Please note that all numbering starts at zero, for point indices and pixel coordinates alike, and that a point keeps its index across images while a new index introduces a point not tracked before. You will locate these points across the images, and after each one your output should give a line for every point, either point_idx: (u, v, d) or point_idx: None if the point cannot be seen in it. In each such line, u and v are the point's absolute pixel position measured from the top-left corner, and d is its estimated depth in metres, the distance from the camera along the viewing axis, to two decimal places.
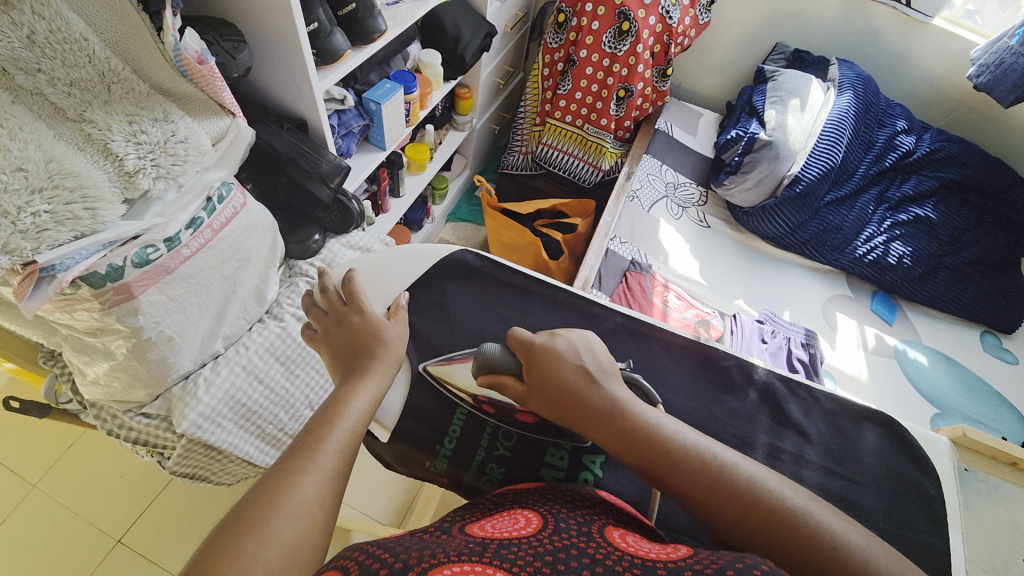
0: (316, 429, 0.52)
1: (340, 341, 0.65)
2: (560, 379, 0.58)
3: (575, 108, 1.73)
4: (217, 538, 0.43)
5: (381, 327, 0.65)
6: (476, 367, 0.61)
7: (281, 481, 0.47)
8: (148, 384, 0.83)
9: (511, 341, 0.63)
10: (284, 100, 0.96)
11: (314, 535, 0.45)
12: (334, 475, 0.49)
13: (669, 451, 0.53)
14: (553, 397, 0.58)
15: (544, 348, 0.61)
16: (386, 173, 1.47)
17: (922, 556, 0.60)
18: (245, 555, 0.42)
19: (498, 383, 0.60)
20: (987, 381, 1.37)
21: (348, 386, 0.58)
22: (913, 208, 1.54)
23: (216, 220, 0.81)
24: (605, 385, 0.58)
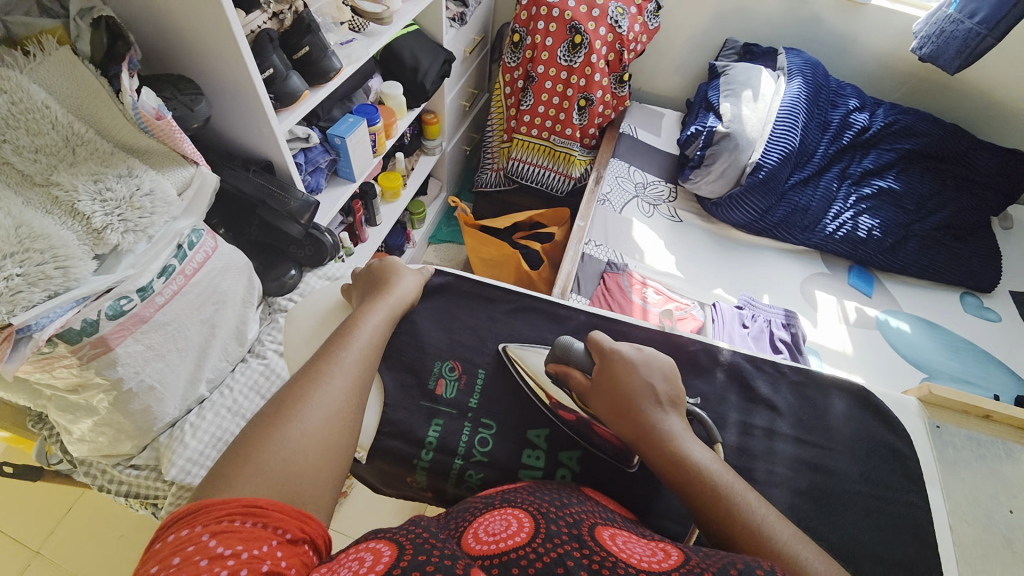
0: (337, 343, 0.61)
1: (361, 282, 0.72)
2: (620, 386, 0.60)
3: (540, 122, 1.78)
4: (263, 420, 0.52)
5: (398, 269, 0.73)
6: (552, 354, 0.66)
7: (311, 378, 0.56)
8: (134, 436, 0.84)
9: (593, 344, 0.65)
10: (247, 144, 0.99)
11: (339, 429, 0.53)
12: (354, 381, 0.58)
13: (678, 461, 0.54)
14: (606, 397, 0.60)
15: (620, 356, 0.63)
16: (360, 204, 1.50)
17: (901, 515, 0.62)
18: (286, 433, 0.50)
19: (567, 375, 0.64)
20: (971, 341, 1.39)
21: (363, 308, 0.67)
22: (876, 181, 1.58)
23: (188, 266, 0.83)
24: (662, 404, 0.59)
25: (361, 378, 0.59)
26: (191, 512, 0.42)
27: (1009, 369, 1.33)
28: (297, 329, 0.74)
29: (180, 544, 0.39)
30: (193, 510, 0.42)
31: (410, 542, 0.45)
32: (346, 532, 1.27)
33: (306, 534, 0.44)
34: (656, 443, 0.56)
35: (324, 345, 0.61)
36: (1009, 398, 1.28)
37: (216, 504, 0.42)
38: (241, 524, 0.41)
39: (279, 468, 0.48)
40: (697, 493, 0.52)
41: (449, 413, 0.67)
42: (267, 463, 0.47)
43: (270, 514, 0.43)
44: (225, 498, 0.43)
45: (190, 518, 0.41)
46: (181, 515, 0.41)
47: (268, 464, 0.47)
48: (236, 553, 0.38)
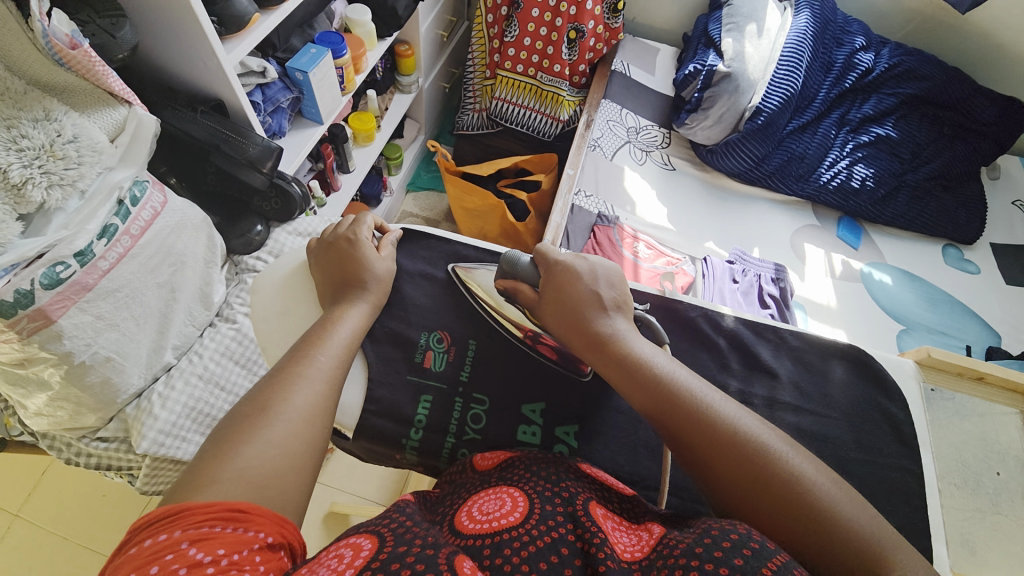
0: (312, 343, 0.54)
1: (328, 266, 0.64)
2: (565, 295, 0.60)
3: (526, 56, 1.62)
4: (219, 443, 0.44)
5: (371, 259, 0.64)
6: (499, 270, 0.65)
7: (276, 387, 0.49)
8: (97, 409, 0.78)
9: (539, 256, 0.65)
10: (192, 80, 0.86)
11: (314, 431, 0.48)
12: (330, 384, 0.52)
13: (625, 361, 0.55)
14: (554, 309, 0.61)
15: (564, 268, 0.62)
16: (331, 148, 1.37)
17: (892, 478, 0.63)
18: (246, 458, 0.43)
19: (516, 290, 0.64)
20: (950, 293, 1.41)
21: (336, 309, 0.59)
22: (874, 128, 1.52)
23: (133, 225, 0.74)
24: (607, 309, 0.60)
25: (340, 382, 0.53)
26: (171, 513, 0.37)
27: (982, 320, 1.36)
28: (264, 301, 0.65)
29: (157, 552, 0.35)
30: (172, 511, 0.37)
31: (390, 531, 0.43)
32: (335, 486, 1.27)
33: (284, 539, 0.40)
34: (604, 345, 0.57)
35: (293, 348, 0.55)
36: (980, 348, 1.32)
37: (192, 509, 0.38)
38: (223, 529, 0.37)
39: (246, 478, 0.42)
40: (646, 388, 0.53)
41: (439, 388, 0.63)
42: (233, 476, 0.42)
43: (251, 518, 0.39)
44: (203, 501, 0.39)
45: (169, 521, 0.37)
46: (163, 516, 0.37)
47: (228, 483, 0.41)
48: (217, 560, 0.35)
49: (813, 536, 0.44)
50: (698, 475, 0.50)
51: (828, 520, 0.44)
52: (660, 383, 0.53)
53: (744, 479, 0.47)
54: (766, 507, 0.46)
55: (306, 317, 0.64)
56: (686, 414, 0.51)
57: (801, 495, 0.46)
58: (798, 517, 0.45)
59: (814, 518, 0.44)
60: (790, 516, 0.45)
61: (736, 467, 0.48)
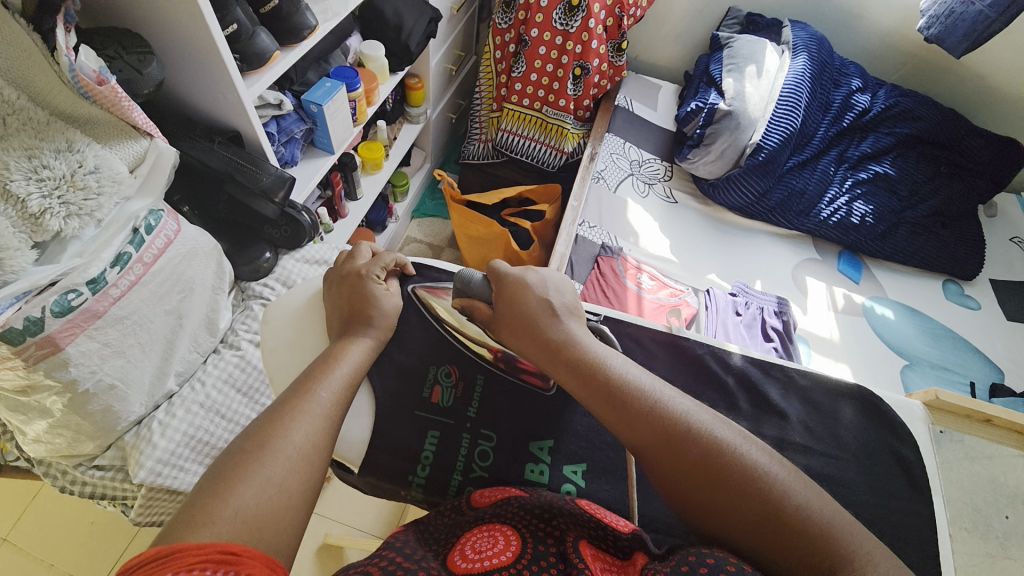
0: (312, 377, 0.54)
1: (336, 297, 0.64)
2: (518, 305, 0.62)
3: (532, 90, 1.68)
4: (213, 480, 0.44)
5: (379, 293, 0.64)
6: (454, 289, 0.66)
7: (275, 421, 0.49)
8: (96, 436, 0.77)
9: (489, 272, 0.67)
10: (211, 113, 0.88)
11: (313, 469, 0.48)
12: (328, 420, 0.52)
13: (580, 365, 0.58)
14: (511, 322, 0.62)
15: (515, 280, 0.64)
16: (340, 176, 1.39)
17: (900, 522, 0.63)
18: (241, 495, 0.42)
19: (472, 309, 0.65)
20: (952, 329, 1.41)
21: (341, 342, 0.60)
22: (872, 166, 1.55)
23: (146, 253, 0.75)
24: (561, 317, 0.62)
25: (339, 417, 0.53)
26: (161, 554, 0.35)
27: (985, 356, 1.36)
28: (275, 332, 0.64)
29: None
30: (163, 552, 0.36)
31: (381, 569, 0.42)
32: (329, 516, 1.24)
33: None
34: (562, 351, 0.59)
35: (292, 384, 0.54)
36: (984, 385, 1.32)
37: (180, 551, 0.36)
38: (214, 573, 0.36)
39: (240, 519, 0.41)
40: (599, 388, 0.56)
41: (446, 424, 0.62)
42: (225, 516, 0.41)
43: (243, 560, 0.37)
44: (197, 543, 0.38)
45: (158, 563, 0.35)
46: (153, 555, 0.35)
47: (224, 522, 0.40)
48: None
49: (762, 518, 0.46)
50: (694, 509, 0.49)
51: (777, 506, 0.46)
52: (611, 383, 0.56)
53: (697, 475, 0.49)
54: (718, 496, 0.48)
55: (314, 348, 0.64)
56: (637, 409, 0.53)
57: (759, 487, 0.47)
58: (745, 501, 0.47)
59: (765, 505, 0.46)
60: (747, 510, 0.47)
61: (684, 457, 0.50)
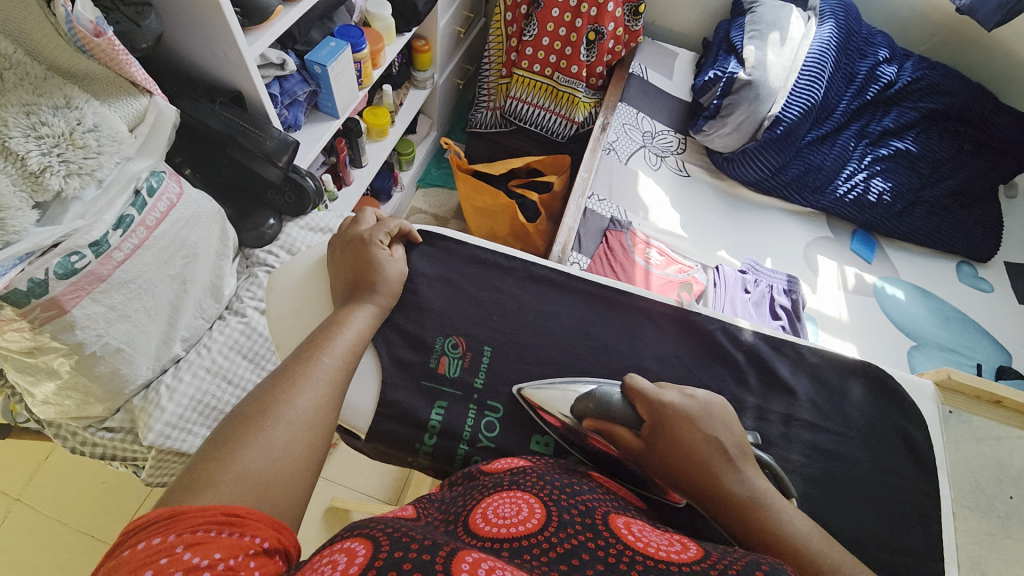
0: (314, 345, 0.54)
1: (340, 263, 0.63)
2: (682, 443, 0.53)
3: (543, 56, 1.61)
4: (217, 444, 0.43)
5: (384, 260, 0.63)
6: (588, 407, 0.57)
7: (280, 388, 0.48)
8: (105, 399, 0.78)
9: (635, 394, 0.57)
10: (211, 71, 0.85)
11: (317, 435, 0.47)
12: (332, 386, 0.51)
13: (759, 530, 0.48)
14: (662, 460, 0.53)
15: (674, 410, 0.55)
16: (344, 142, 1.36)
17: (896, 496, 0.64)
18: (245, 461, 0.42)
19: (610, 434, 0.55)
20: (962, 310, 1.39)
21: (345, 309, 0.59)
22: (893, 142, 1.50)
23: (149, 216, 0.73)
24: (736, 462, 0.52)
25: (343, 384, 0.53)
26: (161, 517, 0.35)
27: (994, 339, 1.35)
28: (279, 297, 0.64)
29: (151, 556, 0.33)
30: (163, 514, 0.35)
31: (387, 536, 0.40)
32: (337, 481, 1.27)
33: (281, 544, 0.38)
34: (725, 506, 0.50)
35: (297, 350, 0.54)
36: (992, 367, 1.31)
37: (185, 513, 0.36)
38: (218, 534, 0.35)
39: (243, 482, 0.41)
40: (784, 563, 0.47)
41: (453, 395, 0.62)
42: (228, 479, 0.40)
43: (247, 523, 0.37)
44: (198, 505, 0.37)
45: (164, 524, 0.35)
46: (152, 519, 0.35)
47: (228, 486, 0.40)
48: (214, 564, 0.33)
49: None
50: None
51: None
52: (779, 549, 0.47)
53: None
54: None
55: (319, 315, 0.63)
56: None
57: None
58: None
59: None
60: None
61: None
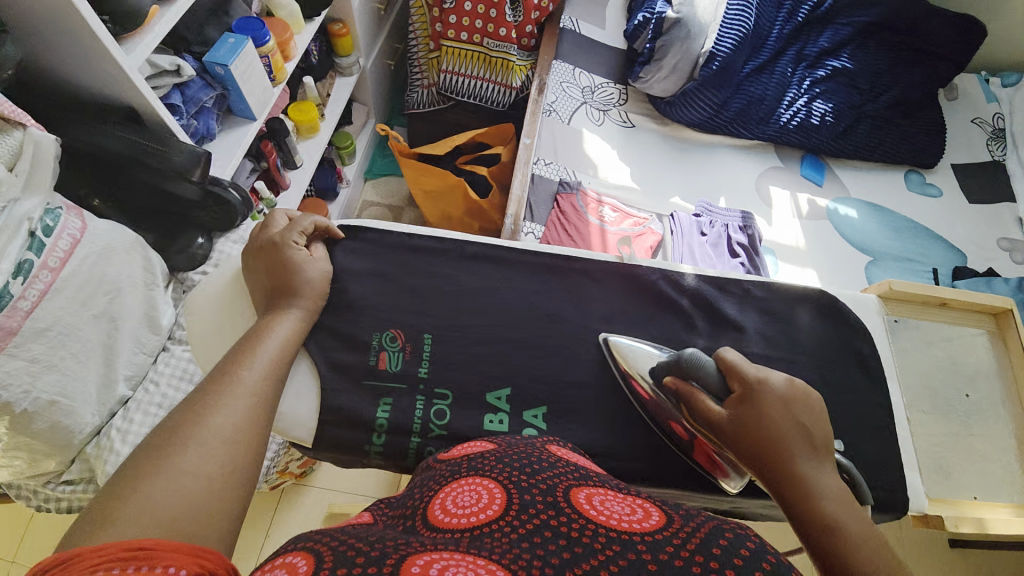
0: (234, 359, 0.51)
1: (257, 272, 0.60)
2: (767, 421, 0.50)
3: (468, 23, 1.54)
4: (120, 479, 0.39)
5: (303, 262, 0.60)
6: (672, 365, 0.57)
7: (194, 410, 0.45)
8: (54, 453, 0.75)
9: (731, 370, 0.55)
10: (94, 91, 0.79)
11: (240, 453, 0.44)
12: (256, 399, 0.49)
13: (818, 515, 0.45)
14: (739, 432, 0.51)
15: (768, 392, 0.52)
16: (272, 145, 1.30)
17: (848, 410, 0.66)
18: (154, 491, 0.38)
19: (691, 396, 0.54)
20: (914, 219, 1.42)
21: (266, 318, 0.56)
22: (831, 61, 1.48)
23: (50, 257, 0.69)
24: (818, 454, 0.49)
25: (269, 396, 0.50)
26: (62, 559, 0.30)
27: (946, 242, 1.39)
28: (200, 321, 0.61)
29: None
30: (64, 557, 0.31)
31: (333, 549, 0.38)
32: (331, 488, 1.27)
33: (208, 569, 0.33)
34: (792, 487, 0.47)
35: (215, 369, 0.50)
36: (946, 270, 1.35)
37: (84, 553, 0.31)
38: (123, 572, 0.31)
39: (150, 514, 0.37)
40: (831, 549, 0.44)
41: (399, 389, 0.61)
42: (133, 514, 0.36)
43: (160, 555, 0.32)
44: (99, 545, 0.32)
45: (60, 568, 0.30)
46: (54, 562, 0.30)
47: (133, 520, 0.36)
48: None
49: None
50: None
51: None
52: (836, 545, 0.43)
53: None
54: None
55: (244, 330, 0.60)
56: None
57: None
58: None
59: None
60: None
61: None
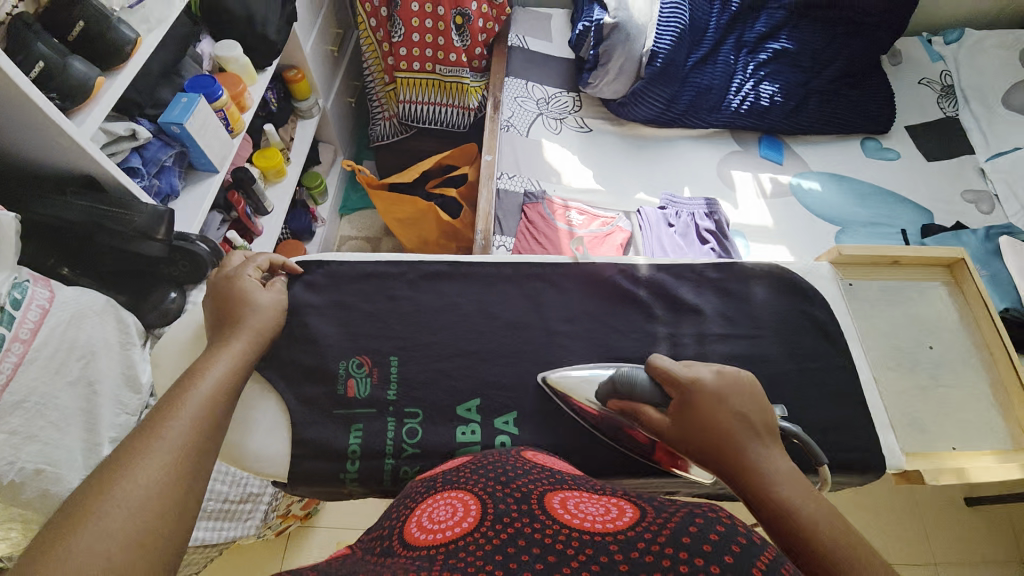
0: (173, 396, 0.49)
1: (211, 305, 0.60)
2: (705, 418, 0.51)
3: (419, 52, 1.58)
4: (50, 532, 0.37)
5: (255, 292, 0.62)
6: (613, 389, 0.57)
7: (134, 446, 0.43)
8: (45, 523, 0.75)
9: (665, 376, 0.56)
10: (52, 165, 0.82)
11: (185, 485, 0.43)
12: (183, 450, 0.45)
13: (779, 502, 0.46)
14: (687, 439, 0.52)
15: (701, 386, 0.53)
16: (240, 194, 1.32)
17: (813, 377, 0.68)
18: (87, 540, 0.37)
19: (638, 413, 0.56)
20: (876, 184, 1.45)
21: (214, 346, 0.56)
22: (772, 45, 1.54)
23: (20, 330, 0.71)
24: (757, 434, 0.51)
25: (201, 444, 0.46)
26: None
27: (910, 202, 1.42)
28: (167, 372, 0.62)
29: None
30: None
31: None
32: (338, 527, 1.26)
33: None
34: (748, 481, 0.48)
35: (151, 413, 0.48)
36: (915, 230, 1.38)
37: None
38: None
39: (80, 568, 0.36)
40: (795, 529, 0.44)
41: (367, 414, 0.62)
42: (63, 569, 0.35)
43: None
44: None
45: None
46: None
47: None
48: None
49: None
50: None
51: None
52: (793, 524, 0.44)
53: None
54: None
55: None
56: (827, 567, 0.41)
57: None
58: None
59: None
60: None
61: None
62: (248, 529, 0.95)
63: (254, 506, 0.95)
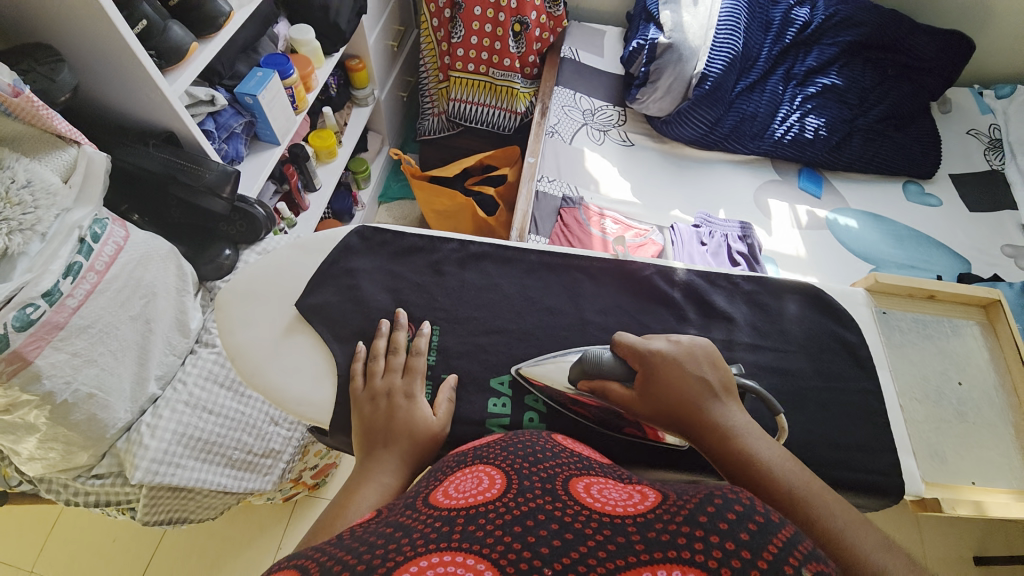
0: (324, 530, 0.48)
1: (370, 413, 0.59)
2: (672, 391, 0.55)
3: (475, 54, 1.64)
4: None
5: (421, 420, 0.59)
6: (583, 370, 0.60)
7: None
8: (88, 446, 0.80)
9: (625, 350, 0.59)
10: (137, 115, 0.88)
11: None
12: None
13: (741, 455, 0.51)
14: (655, 408, 0.55)
15: (665, 360, 0.57)
16: (294, 168, 1.40)
17: (836, 396, 0.68)
18: None
19: (605, 390, 0.58)
20: (915, 228, 1.44)
21: (362, 471, 0.54)
22: (820, 79, 1.55)
23: (97, 261, 0.76)
24: (721, 398, 0.55)
25: None
26: None
27: (948, 249, 1.40)
28: (230, 316, 0.68)
29: None
30: None
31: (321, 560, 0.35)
32: None
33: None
34: (716, 438, 0.53)
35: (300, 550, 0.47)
36: (951, 277, 1.36)
37: None
38: None
39: None
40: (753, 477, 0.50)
41: None
42: None
43: None
44: None
45: None
46: None
47: None
48: None
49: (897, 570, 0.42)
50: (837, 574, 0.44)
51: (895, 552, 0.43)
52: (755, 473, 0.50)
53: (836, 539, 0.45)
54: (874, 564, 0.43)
55: (275, 322, 0.68)
56: (793, 512, 0.48)
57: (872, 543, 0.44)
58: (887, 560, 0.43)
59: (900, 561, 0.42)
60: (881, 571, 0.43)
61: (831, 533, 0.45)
62: (265, 484, 0.97)
63: (274, 462, 0.97)
